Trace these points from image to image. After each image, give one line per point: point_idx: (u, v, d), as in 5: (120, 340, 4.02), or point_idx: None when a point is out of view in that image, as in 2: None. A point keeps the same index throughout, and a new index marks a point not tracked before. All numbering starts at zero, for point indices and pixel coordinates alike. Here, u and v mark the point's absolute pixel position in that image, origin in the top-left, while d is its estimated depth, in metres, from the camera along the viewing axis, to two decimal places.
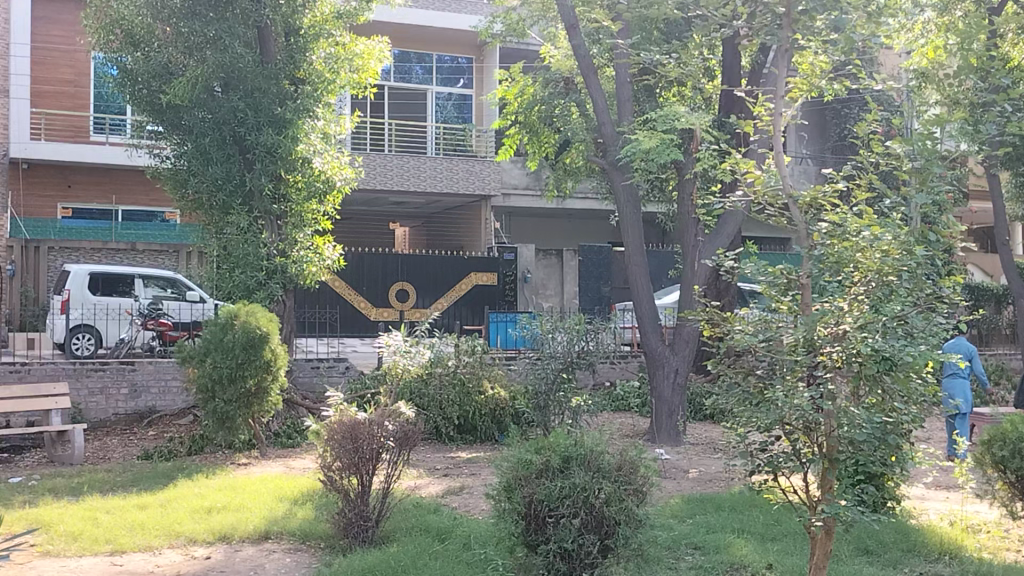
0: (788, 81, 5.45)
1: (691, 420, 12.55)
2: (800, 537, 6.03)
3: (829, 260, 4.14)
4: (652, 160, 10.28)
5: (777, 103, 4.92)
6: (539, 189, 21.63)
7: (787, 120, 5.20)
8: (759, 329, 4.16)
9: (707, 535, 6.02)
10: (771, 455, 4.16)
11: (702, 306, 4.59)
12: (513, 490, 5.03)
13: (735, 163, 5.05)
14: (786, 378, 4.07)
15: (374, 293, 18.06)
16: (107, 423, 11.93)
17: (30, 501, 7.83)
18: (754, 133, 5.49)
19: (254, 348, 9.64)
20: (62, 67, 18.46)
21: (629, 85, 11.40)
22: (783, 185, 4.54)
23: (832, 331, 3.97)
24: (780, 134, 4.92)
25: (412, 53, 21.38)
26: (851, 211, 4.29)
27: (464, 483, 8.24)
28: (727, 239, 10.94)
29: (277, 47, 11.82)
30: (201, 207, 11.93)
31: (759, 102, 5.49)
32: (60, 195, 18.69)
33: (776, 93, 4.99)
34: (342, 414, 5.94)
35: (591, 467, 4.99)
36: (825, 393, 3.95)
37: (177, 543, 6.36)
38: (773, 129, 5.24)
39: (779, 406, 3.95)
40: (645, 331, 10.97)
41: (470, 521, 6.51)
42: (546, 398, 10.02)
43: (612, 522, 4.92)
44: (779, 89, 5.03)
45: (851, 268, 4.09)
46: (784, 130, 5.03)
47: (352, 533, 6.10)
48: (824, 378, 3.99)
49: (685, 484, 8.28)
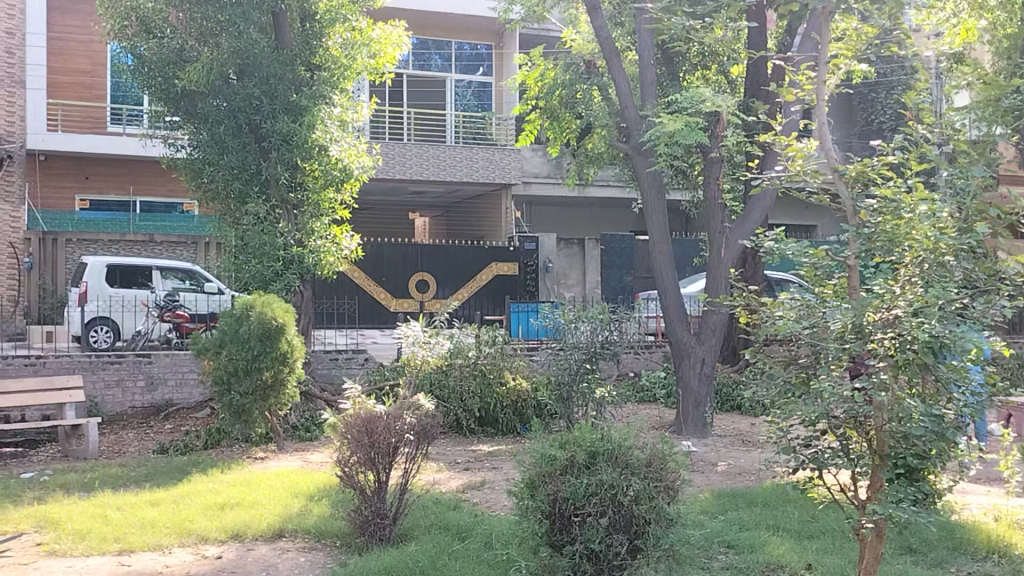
0: (832, 47, 5.15)
1: (719, 411, 12.31)
2: (839, 535, 5.73)
3: (882, 239, 3.82)
4: (676, 143, 9.87)
5: (820, 74, 4.62)
6: (561, 177, 21.32)
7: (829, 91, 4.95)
8: (801, 315, 3.85)
9: (740, 534, 5.72)
10: (816, 451, 3.85)
11: (737, 291, 4.33)
12: (537, 487, 4.78)
13: (774, 136, 4.75)
14: (831, 369, 3.75)
15: (396, 284, 17.88)
16: (125, 417, 11.75)
17: (40, 497, 7.61)
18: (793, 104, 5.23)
19: (271, 340, 9.40)
20: (78, 58, 18.33)
21: (651, 67, 11.07)
22: (826, 159, 4.25)
23: (883, 316, 3.64)
24: (823, 106, 4.63)
25: (431, 43, 21.10)
26: (902, 186, 3.94)
27: (485, 477, 7.99)
28: (755, 224, 10.57)
29: (293, 33, 11.54)
30: (217, 197, 11.68)
31: (799, 73, 5.21)
32: (78, 187, 18.53)
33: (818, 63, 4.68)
34: (359, 406, 5.69)
35: (620, 463, 4.71)
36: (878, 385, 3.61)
37: (188, 541, 6.12)
38: (816, 101, 4.97)
39: (825, 399, 3.64)
40: (670, 320, 10.66)
41: (492, 519, 6.24)
42: (570, 389, 9.76)
43: (642, 521, 4.66)
44: (822, 58, 4.74)
45: (905, 248, 3.77)
46: (828, 99, 4.71)
47: (368, 531, 5.85)
48: (877, 369, 3.64)
49: (714, 477, 8.00)
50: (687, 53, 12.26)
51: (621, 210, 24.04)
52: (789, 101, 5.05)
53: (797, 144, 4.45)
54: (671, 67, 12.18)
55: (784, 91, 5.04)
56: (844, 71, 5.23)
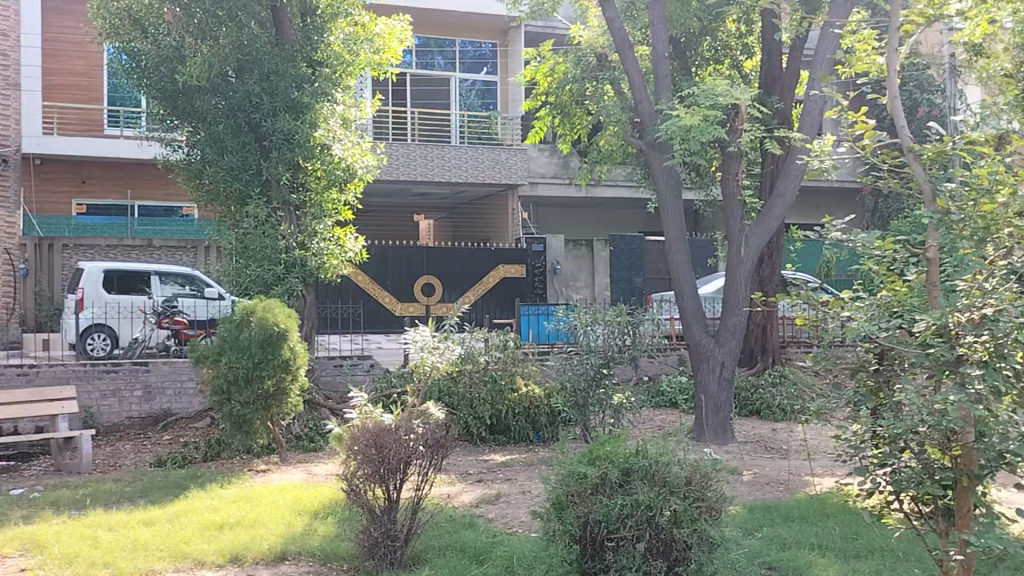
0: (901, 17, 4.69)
1: (738, 416, 11.92)
2: (889, 553, 5.26)
3: (972, 228, 3.48)
4: (694, 139, 9.29)
5: (890, 42, 4.23)
6: (568, 178, 20.85)
7: (900, 61, 4.47)
8: (874, 316, 3.55)
9: (783, 553, 5.26)
10: (895, 472, 3.56)
11: (797, 291, 3.95)
12: (564, 508, 4.43)
13: (837, 113, 4.35)
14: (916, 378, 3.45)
15: (399, 287, 17.36)
16: (122, 427, 11.30)
17: (28, 517, 7.16)
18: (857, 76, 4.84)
19: (273, 346, 8.91)
20: (74, 60, 17.90)
21: (666, 60, 10.48)
22: (900, 140, 3.84)
23: (969, 316, 3.31)
24: (895, 77, 4.23)
25: (433, 42, 20.77)
26: (998, 164, 3.59)
27: (499, 490, 7.54)
28: (777, 222, 10.01)
29: (293, 29, 11.04)
30: (217, 199, 11.25)
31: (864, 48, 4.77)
32: (75, 190, 18.09)
33: (888, 29, 4.29)
34: (365, 417, 5.27)
35: (657, 481, 4.33)
36: (977, 397, 3.20)
37: (183, 565, 5.67)
38: (886, 74, 4.46)
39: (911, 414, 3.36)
40: (687, 323, 10.14)
41: (511, 538, 5.78)
42: (586, 395, 9.28)
43: (683, 545, 4.29)
44: (893, 24, 4.33)
45: (1005, 234, 3.44)
46: (899, 71, 4.33)
47: (378, 554, 5.37)
48: (972, 375, 3.25)
49: (742, 487, 7.51)
50: (701, 45, 11.77)
51: (630, 210, 23.74)
52: (856, 72, 4.69)
53: (866, 122, 4.00)
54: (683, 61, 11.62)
55: (851, 62, 4.68)
56: (913, 37, 4.68)
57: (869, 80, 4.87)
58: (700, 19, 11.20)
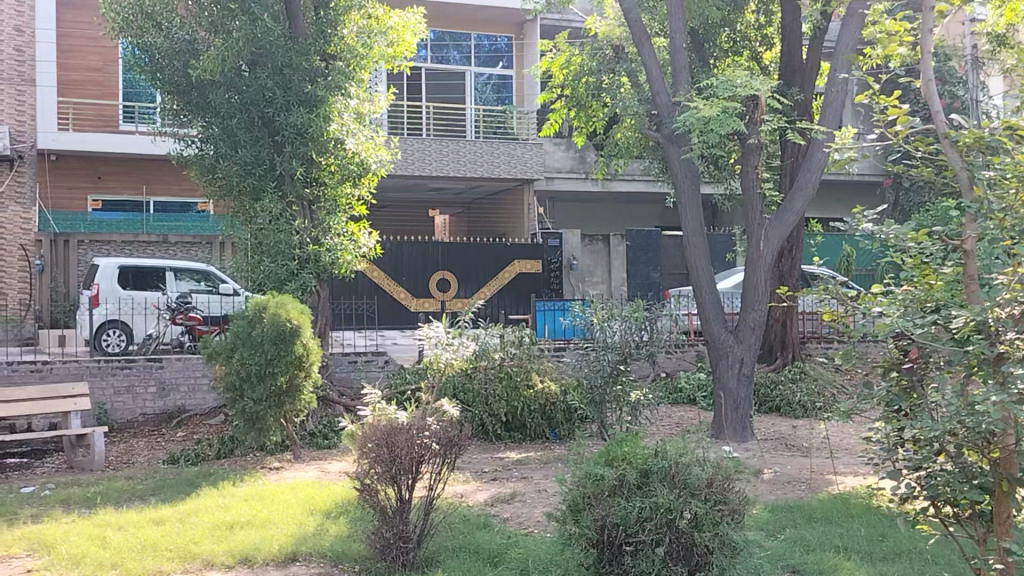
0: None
1: (757, 413, 11.73)
2: (917, 557, 5.10)
3: None
4: (713, 131, 9.10)
5: (925, 18, 4.06)
6: (585, 172, 20.67)
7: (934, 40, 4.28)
8: (910, 311, 3.41)
9: (807, 555, 5.11)
10: (930, 475, 3.42)
11: (823, 285, 3.85)
12: (581, 511, 4.29)
13: (867, 97, 4.17)
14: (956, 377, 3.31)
15: (415, 284, 17.23)
16: (136, 424, 11.22)
17: (38, 515, 7.07)
18: (888, 57, 4.67)
19: (286, 342, 8.77)
20: (90, 55, 17.82)
21: (684, 51, 10.29)
22: (934, 123, 3.69)
23: (1010, 311, 3.18)
24: (928, 58, 4.06)
25: (449, 36, 20.64)
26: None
27: (515, 488, 7.41)
28: (797, 216, 9.80)
29: (307, 22, 10.88)
30: (229, 193, 11.09)
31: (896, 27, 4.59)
32: (90, 187, 18.00)
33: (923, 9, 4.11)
34: (377, 415, 5.13)
35: (677, 483, 4.19)
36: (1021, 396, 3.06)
37: (192, 566, 5.54)
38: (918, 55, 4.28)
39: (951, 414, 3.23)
40: (706, 318, 9.96)
41: (527, 539, 5.65)
42: (603, 392, 9.12)
43: (704, 550, 4.15)
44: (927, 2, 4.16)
45: None
46: (932, 52, 4.16)
47: (390, 556, 5.24)
48: (1016, 374, 3.11)
49: (764, 485, 7.34)
50: (719, 36, 11.58)
51: (647, 206, 23.62)
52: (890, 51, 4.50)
53: (898, 107, 3.82)
54: (700, 53, 11.40)
55: (886, 41, 4.48)
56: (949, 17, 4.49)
57: (901, 64, 4.69)
58: (719, 10, 11.02)
